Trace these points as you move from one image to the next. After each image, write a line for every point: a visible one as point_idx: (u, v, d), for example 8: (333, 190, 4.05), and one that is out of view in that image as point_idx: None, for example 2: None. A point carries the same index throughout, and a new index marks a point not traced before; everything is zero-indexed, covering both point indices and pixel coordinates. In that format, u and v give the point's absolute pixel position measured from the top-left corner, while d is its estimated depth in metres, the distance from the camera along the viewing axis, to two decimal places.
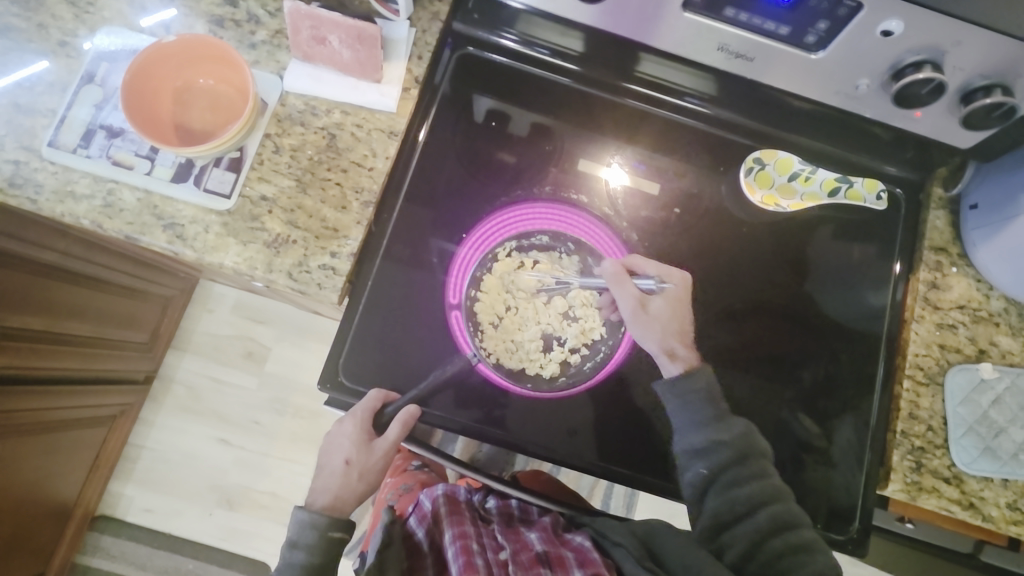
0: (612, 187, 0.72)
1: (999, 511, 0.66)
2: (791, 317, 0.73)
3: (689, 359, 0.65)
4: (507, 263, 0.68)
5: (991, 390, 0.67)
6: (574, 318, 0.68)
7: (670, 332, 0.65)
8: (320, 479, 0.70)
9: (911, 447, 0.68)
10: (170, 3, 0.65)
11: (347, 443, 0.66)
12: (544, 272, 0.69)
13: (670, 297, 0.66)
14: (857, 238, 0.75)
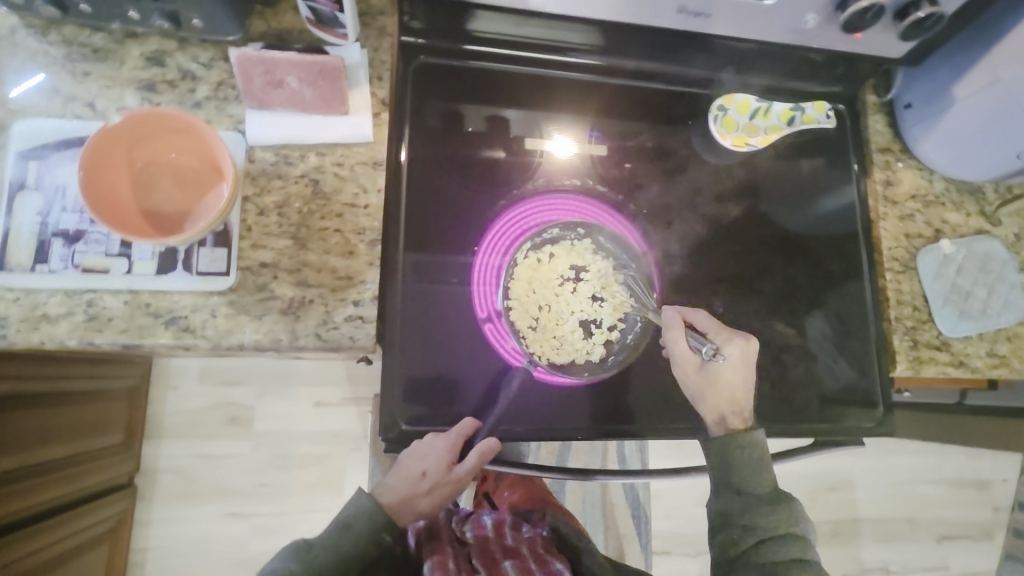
0: (564, 159, 0.73)
1: (983, 361, 0.76)
2: (776, 242, 0.79)
3: (734, 426, 0.66)
4: (528, 264, 0.70)
5: (953, 262, 0.77)
6: (608, 299, 0.72)
7: (721, 398, 0.66)
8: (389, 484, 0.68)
9: (906, 328, 0.76)
10: (40, 67, 0.57)
11: (429, 463, 0.64)
12: (564, 263, 0.72)
13: (726, 362, 0.66)
14: (803, 153, 0.82)
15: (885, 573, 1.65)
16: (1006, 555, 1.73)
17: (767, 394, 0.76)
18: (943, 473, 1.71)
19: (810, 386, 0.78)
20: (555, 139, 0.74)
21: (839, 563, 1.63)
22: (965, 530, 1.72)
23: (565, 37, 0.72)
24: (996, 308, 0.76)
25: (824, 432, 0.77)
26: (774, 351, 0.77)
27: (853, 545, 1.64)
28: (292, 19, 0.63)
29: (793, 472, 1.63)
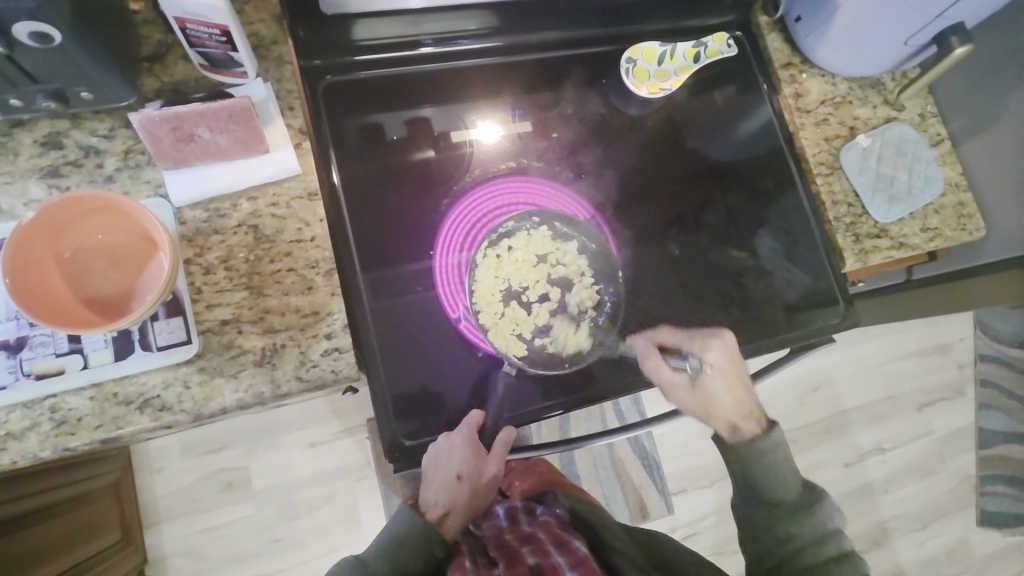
0: (494, 142, 0.74)
1: (918, 237, 0.82)
2: (711, 174, 0.82)
3: (746, 429, 0.75)
4: (488, 260, 0.71)
5: (872, 153, 0.82)
6: (576, 281, 0.73)
7: (725, 409, 0.73)
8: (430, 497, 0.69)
9: (846, 225, 0.81)
10: None
11: (459, 461, 0.66)
12: (525, 252, 0.72)
13: (718, 370, 0.72)
14: (715, 86, 0.85)
15: (881, 452, 1.76)
16: (979, 404, 1.88)
17: (739, 318, 0.79)
18: (908, 347, 1.83)
19: (777, 298, 0.82)
20: (478, 125, 0.74)
21: (839, 454, 1.73)
22: (940, 392, 1.85)
23: (463, 24, 0.72)
24: (919, 186, 0.83)
25: (797, 339, 0.81)
26: (731, 276, 0.80)
27: (847, 434, 1.75)
28: (184, 69, 0.61)
29: (777, 383, 1.72)
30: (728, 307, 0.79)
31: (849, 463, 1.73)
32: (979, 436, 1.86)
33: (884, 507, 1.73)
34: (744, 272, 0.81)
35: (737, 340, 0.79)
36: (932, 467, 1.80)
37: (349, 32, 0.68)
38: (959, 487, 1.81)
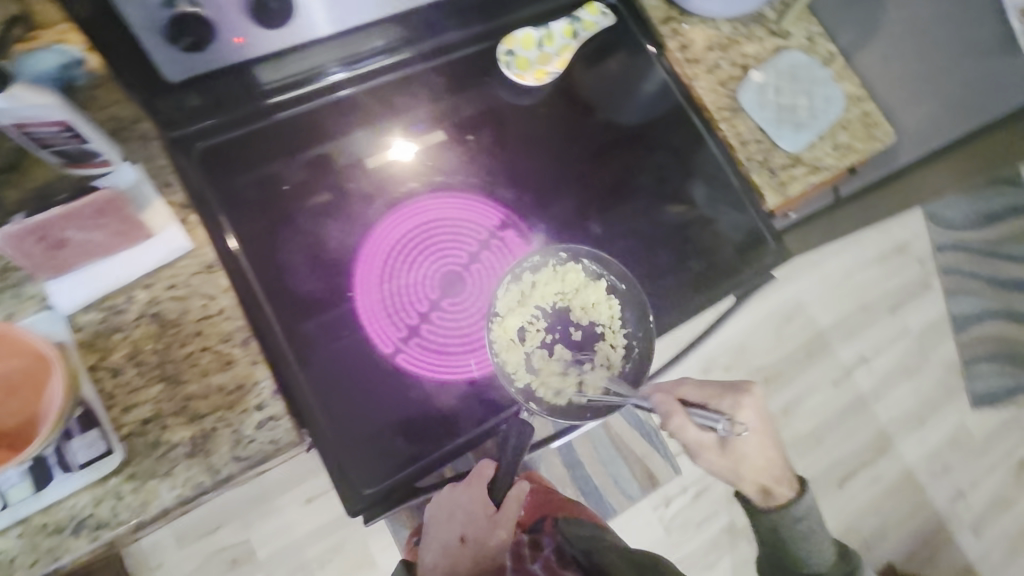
0: (406, 160, 0.72)
1: (830, 156, 0.84)
2: (622, 142, 0.82)
3: (779, 494, 0.81)
4: (507, 298, 0.68)
5: (768, 87, 0.83)
6: (607, 327, 0.70)
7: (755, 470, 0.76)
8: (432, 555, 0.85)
9: (759, 163, 0.81)
10: None
11: (461, 519, 0.83)
12: (548, 287, 0.70)
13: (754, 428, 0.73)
14: (605, 56, 0.84)
15: (865, 362, 1.80)
16: (946, 293, 1.92)
17: (690, 266, 0.81)
18: (869, 255, 1.87)
19: (710, 250, 0.82)
20: (393, 143, 0.73)
21: (826, 375, 1.76)
22: (909, 291, 1.89)
23: (371, 44, 0.68)
24: (822, 107, 0.84)
25: (745, 280, 0.82)
26: (676, 231, 0.82)
27: (829, 354, 1.78)
28: (45, 172, 0.58)
29: (752, 322, 1.74)
30: (685, 262, 0.81)
31: (837, 381, 1.76)
32: (954, 323, 1.90)
33: (880, 414, 1.76)
34: (684, 226, 0.82)
35: (692, 288, 0.81)
36: (917, 365, 1.83)
37: (258, 76, 0.64)
38: (947, 377, 1.85)
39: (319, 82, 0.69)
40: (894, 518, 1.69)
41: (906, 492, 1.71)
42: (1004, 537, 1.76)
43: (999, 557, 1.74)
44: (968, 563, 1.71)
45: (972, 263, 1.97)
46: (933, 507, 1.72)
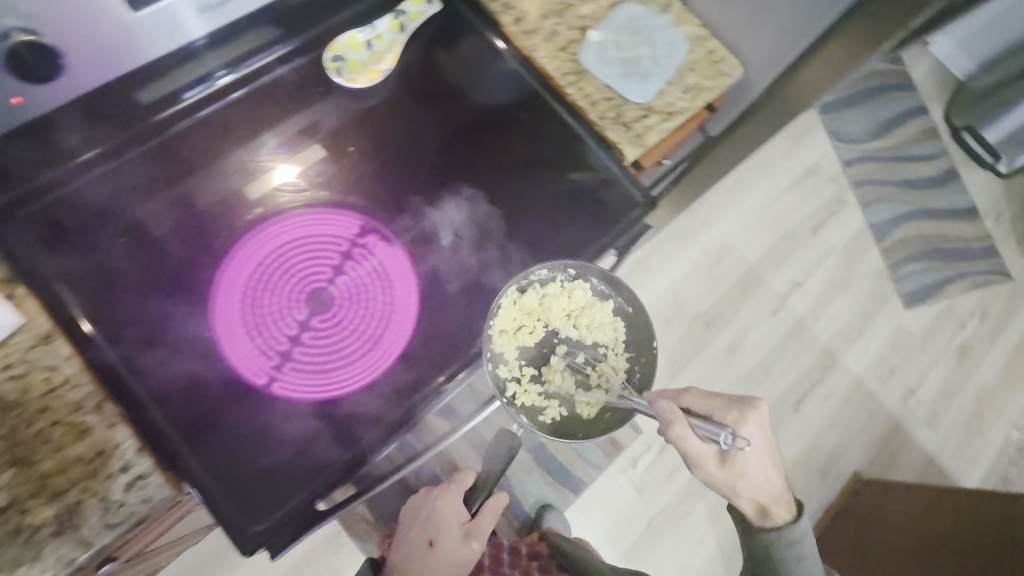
0: (269, 189, 0.72)
1: (681, 100, 0.85)
2: (480, 123, 0.81)
3: (776, 511, 0.95)
4: (512, 306, 0.82)
5: (608, 45, 0.84)
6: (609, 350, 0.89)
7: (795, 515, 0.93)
8: (411, 550, 1.17)
9: (612, 121, 0.82)
10: None
11: (433, 525, 1.19)
12: (557, 297, 0.85)
13: (762, 444, 0.87)
14: (455, 39, 0.83)
15: (799, 286, 1.85)
16: (862, 205, 1.99)
17: (578, 228, 0.80)
18: (781, 183, 1.95)
19: (584, 214, 0.81)
20: (275, 170, 0.73)
21: (763, 307, 1.81)
22: (827, 211, 1.96)
23: (182, 78, 0.68)
24: (664, 53, 0.85)
25: (624, 235, 0.82)
26: (567, 194, 0.81)
27: (762, 286, 1.83)
28: None
29: (684, 272, 1.78)
30: (579, 223, 0.80)
31: (776, 310, 1.81)
32: (875, 232, 1.97)
33: (820, 333, 1.82)
34: (569, 189, 0.81)
35: (575, 251, 0.80)
36: (848, 278, 1.89)
37: (88, 122, 0.66)
38: (878, 284, 1.91)
39: (177, 102, 0.69)
40: (852, 429, 1.75)
41: (858, 402, 1.77)
42: (958, 424, 1.82)
43: (957, 444, 1.80)
44: (929, 456, 1.78)
45: (879, 172, 2.05)
46: (887, 410, 1.78)
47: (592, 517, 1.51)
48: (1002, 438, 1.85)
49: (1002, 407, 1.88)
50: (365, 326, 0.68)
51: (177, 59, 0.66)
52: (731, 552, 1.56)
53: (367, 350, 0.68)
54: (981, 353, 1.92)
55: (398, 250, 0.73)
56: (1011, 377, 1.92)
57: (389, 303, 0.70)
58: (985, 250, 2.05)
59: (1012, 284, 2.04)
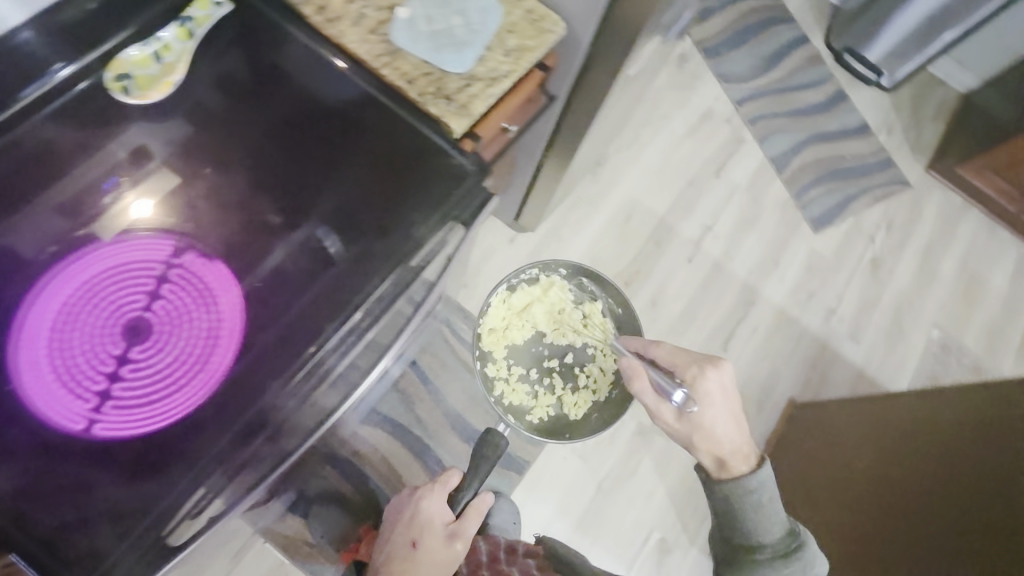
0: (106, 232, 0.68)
1: (504, 61, 0.83)
2: (291, 115, 0.77)
3: (730, 462, 1.04)
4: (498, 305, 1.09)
5: (417, 18, 0.83)
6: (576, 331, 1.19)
7: (733, 452, 1.04)
8: (397, 551, 1.10)
9: (431, 94, 0.80)
10: None
11: (415, 526, 1.12)
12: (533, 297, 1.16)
13: (724, 396, 1.06)
14: (252, 33, 0.80)
15: (709, 230, 1.89)
16: (759, 141, 2.04)
17: (410, 203, 0.76)
18: (677, 133, 1.99)
19: (421, 186, 0.78)
20: (129, 203, 0.70)
21: (678, 256, 1.84)
22: (726, 152, 2.00)
23: None
24: (478, 19, 0.84)
25: (462, 202, 0.79)
26: (389, 171, 0.77)
27: (674, 236, 1.86)
28: None
29: (596, 236, 1.80)
30: (408, 200, 0.76)
31: (691, 257, 1.85)
32: (775, 165, 2.02)
33: (737, 271, 1.86)
34: (394, 168, 0.78)
35: (414, 224, 0.75)
36: (755, 214, 1.94)
37: None
38: (785, 214, 1.97)
39: None
40: (781, 357, 1.79)
41: (783, 330, 1.82)
42: (881, 334, 1.88)
43: (883, 353, 1.86)
44: (858, 369, 1.83)
45: (771, 107, 2.11)
46: (812, 333, 1.84)
47: (540, 494, 1.53)
48: (925, 340, 1.90)
49: (921, 310, 1.94)
50: (188, 348, 0.66)
51: (9, 57, 0.68)
52: (683, 500, 1.59)
53: (195, 372, 0.65)
54: (894, 262, 1.98)
55: (218, 263, 0.69)
56: (926, 279, 1.98)
57: (213, 318, 0.67)
58: (882, 163, 2.12)
59: (913, 191, 2.11)
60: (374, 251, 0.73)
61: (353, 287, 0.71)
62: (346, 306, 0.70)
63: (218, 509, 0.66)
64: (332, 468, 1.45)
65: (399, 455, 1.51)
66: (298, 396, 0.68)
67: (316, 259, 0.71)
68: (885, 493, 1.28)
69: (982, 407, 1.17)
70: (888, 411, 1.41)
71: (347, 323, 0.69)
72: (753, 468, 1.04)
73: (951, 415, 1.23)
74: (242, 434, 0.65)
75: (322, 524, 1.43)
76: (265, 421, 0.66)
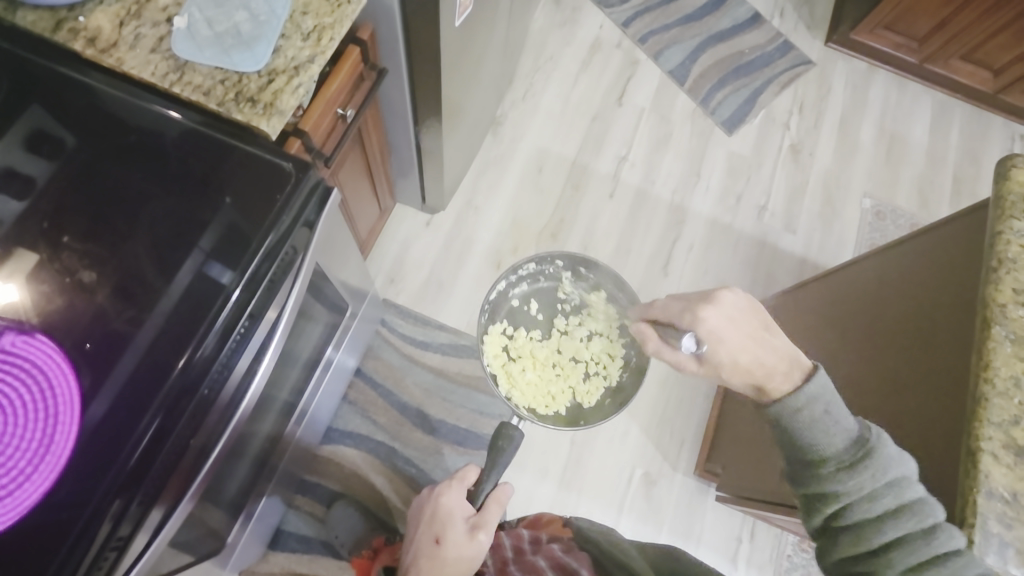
0: None
1: (302, 47, 0.81)
2: (90, 158, 0.74)
3: (769, 392, 0.84)
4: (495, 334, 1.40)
5: (198, 23, 0.80)
6: (567, 330, 1.44)
7: (760, 375, 0.84)
8: (412, 554, 0.88)
9: (233, 100, 0.78)
10: None
11: (439, 520, 0.89)
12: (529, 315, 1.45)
13: (732, 323, 0.86)
14: (33, 85, 0.77)
15: (624, 159, 1.86)
16: (654, 58, 2.00)
17: (238, 217, 0.74)
18: (570, 71, 1.94)
19: (247, 189, 0.75)
20: None
21: (600, 193, 1.81)
22: (623, 77, 1.96)
23: None
24: (264, 9, 0.81)
25: (289, 201, 0.75)
26: (205, 191, 0.74)
27: (591, 175, 1.83)
28: None
29: (511, 196, 1.77)
30: (233, 214, 0.74)
31: (612, 192, 1.82)
32: (675, 78, 1.98)
33: (661, 193, 1.84)
34: (209, 184, 0.75)
35: (248, 237, 0.73)
36: (666, 131, 1.91)
37: None
38: (696, 124, 1.94)
39: None
40: (723, 267, 1.78)
41: (718, 240, 1.81)
42: (815, 218, 1.88)
43: (820, 236, 1.86)
44: (800, 258, 1.83)
45: (658, 21, 2.05)
46: (748, 235, 1.83)
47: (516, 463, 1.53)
48: (859, 212, 1.89)
49: (849, 183, 1.92)
50: (29, 433, 0.63)
51: None
52: (657, 431, 1.60)
53: (43, 455, 0.62)
54: (813, 143, 1.97)
55: (39, 338, 0.65)
56: (848, 151, 1.97)
57: (49, 397, 0.64)
58: (780, 49, 2.09)
59: (818, 68, 2.08)
60: (224, 251, 0.72)
61: (196, 317, 0.69)
62: (194, 336, 0.69)
63: (161, 513, 0.71)
64: (304, 496, 1.45)
65: (366, 465, 1.49)
66: (179, 426, 0.68)
67: (153, 297, 0.69)
68: (828, 360, 1.18)
69: (927, 251, 1.04)
70: (838, 277, 1.28)
71: (210, 335, 0.69)
72: (799, 382, 0.83)
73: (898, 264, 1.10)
74: (116, 491, 0.64)
75: (306, 554, 1.41)
76: (139, 472, 0.65)
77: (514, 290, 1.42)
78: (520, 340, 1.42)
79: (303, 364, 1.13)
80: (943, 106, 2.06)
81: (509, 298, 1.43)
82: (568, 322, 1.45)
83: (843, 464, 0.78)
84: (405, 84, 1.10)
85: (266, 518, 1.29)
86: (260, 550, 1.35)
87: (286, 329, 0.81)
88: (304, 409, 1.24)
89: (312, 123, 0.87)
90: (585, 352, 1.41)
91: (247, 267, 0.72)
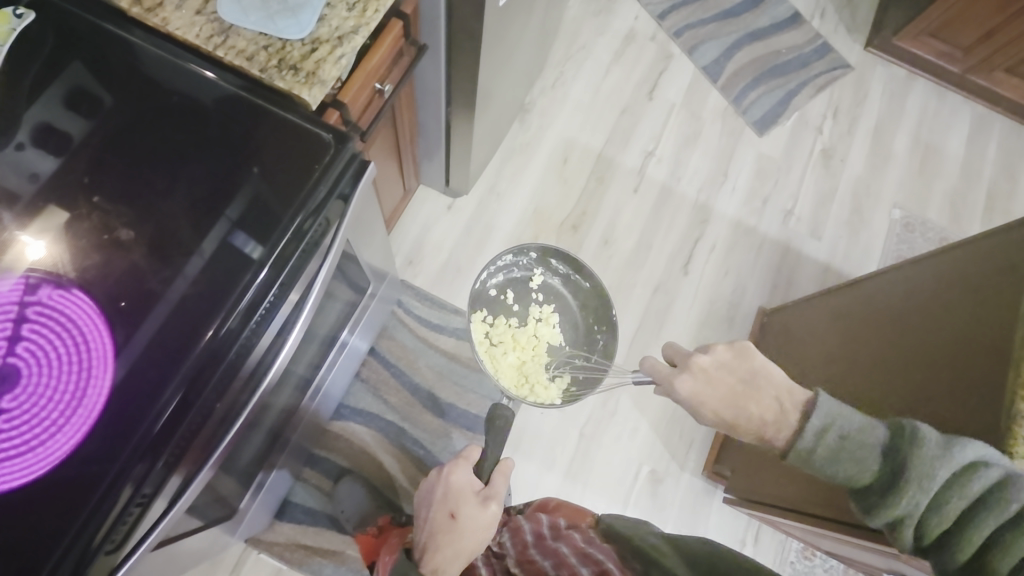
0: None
1: (346, 18, 0.80)
2: (128, 117, 0.74)
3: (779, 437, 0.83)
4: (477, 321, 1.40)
5: None
6: (542, 316, 1.45)
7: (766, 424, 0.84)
8: (427, 531, 0.86)
9: (275, 67, 0.77)
10: None
11: (451, 496, 0.89)
12: (505, 303, 1.46)
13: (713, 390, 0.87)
14: (77, 41, 0.77)
15: (651, 154, 1.84)
16: (689, 53, 1.97)
17: (271, 189, 0.73)
18: (602, 62, 1.92)
19: (279, 163, 0.74)
20: (25, 244, 0.67)
21: (624, 187, 1.80)
22: (656, 71, 1.93)
23: None
24: None
25: (322, 174, 0.74)
26: (239, 160, 0.74)
27: (616, 167, 1.81)
28: None
29: (535, 184, 1.75)
30: (265, 185, 0.73)
31: (637, 186, 1.80)
32: (708, 74, 1.95)
33: (686, 191, 1.82)
34: (242, 153, 0.74)
35: (279, 210, 0.72)
36: (696, 128, 1.89)
37: None
38: (727, 123, 1.91)
39: None
40: (744, 269, 1.76)
41: (741, 242, 1.79)
42: (841, 225, 1.84)
43: (846, 245, 1.83)
44: (823, 265, 1.80)
45: (695, 15, 2.02)
46: (772, 239, 1.80)
47: (523, 452, 1.53)
48: (887, 221, 1.86)
49: (879, 192, 1.89)
50: (60, 386, 0.63)
51: None
52: (667, 430, 1.59)
53: (74, 408, 0.63)
54: (845, 149, 1.93)
55: (75, 292, 0.66)
56: (880, 160, 1.93)
57: (82, 351, 0.64)
58: (819, 51, 2.04)
59: (855, 73, 2.04)
60: (254, 223, 0.72)
61: (225, 284, 0.69)
62: (220, 305, 0.69)
63: (180, 480, 0.72)
64: (312, 469, 1.46)
65: (374, 443, 1.50)
66: (204, 395, 0.68)
67: (184, 258, 0.69)
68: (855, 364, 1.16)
69: (968, 264, 1.01)
70: (871, 284, 1.25)
71: (238, 307, 0.69)
72: (794, 427, 0.81)
73: (938, 275, 1.07)
74: (140, 453, 0.64)
75: (311, 526, 1.42)
76: (162, 434, 0.65)
77: (492, 281, 1.44)
78: (501, 326, 1.42)
79: (321, 340, 1.13)
80: (982, 120, 2.01)
81: (489, 288, 1.44)
82: (542, 309, 1.45)
83: (887, 487, 0.74)
84: (441, 63, 1.09)
85: (275, 488, 1.30)
86: (268, 519, 1.37)
87: (313, 306, 0.81)
88: (320, 384, 1.24)
89: (350, 96, 0.87)
90: (560, 337, 1.43)
91: (276, 242, 0.71)
